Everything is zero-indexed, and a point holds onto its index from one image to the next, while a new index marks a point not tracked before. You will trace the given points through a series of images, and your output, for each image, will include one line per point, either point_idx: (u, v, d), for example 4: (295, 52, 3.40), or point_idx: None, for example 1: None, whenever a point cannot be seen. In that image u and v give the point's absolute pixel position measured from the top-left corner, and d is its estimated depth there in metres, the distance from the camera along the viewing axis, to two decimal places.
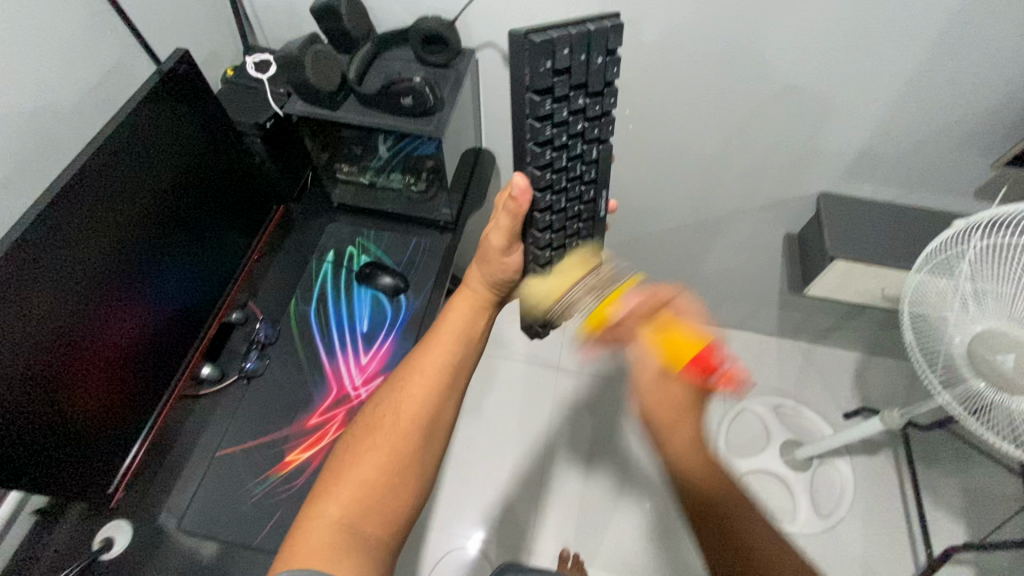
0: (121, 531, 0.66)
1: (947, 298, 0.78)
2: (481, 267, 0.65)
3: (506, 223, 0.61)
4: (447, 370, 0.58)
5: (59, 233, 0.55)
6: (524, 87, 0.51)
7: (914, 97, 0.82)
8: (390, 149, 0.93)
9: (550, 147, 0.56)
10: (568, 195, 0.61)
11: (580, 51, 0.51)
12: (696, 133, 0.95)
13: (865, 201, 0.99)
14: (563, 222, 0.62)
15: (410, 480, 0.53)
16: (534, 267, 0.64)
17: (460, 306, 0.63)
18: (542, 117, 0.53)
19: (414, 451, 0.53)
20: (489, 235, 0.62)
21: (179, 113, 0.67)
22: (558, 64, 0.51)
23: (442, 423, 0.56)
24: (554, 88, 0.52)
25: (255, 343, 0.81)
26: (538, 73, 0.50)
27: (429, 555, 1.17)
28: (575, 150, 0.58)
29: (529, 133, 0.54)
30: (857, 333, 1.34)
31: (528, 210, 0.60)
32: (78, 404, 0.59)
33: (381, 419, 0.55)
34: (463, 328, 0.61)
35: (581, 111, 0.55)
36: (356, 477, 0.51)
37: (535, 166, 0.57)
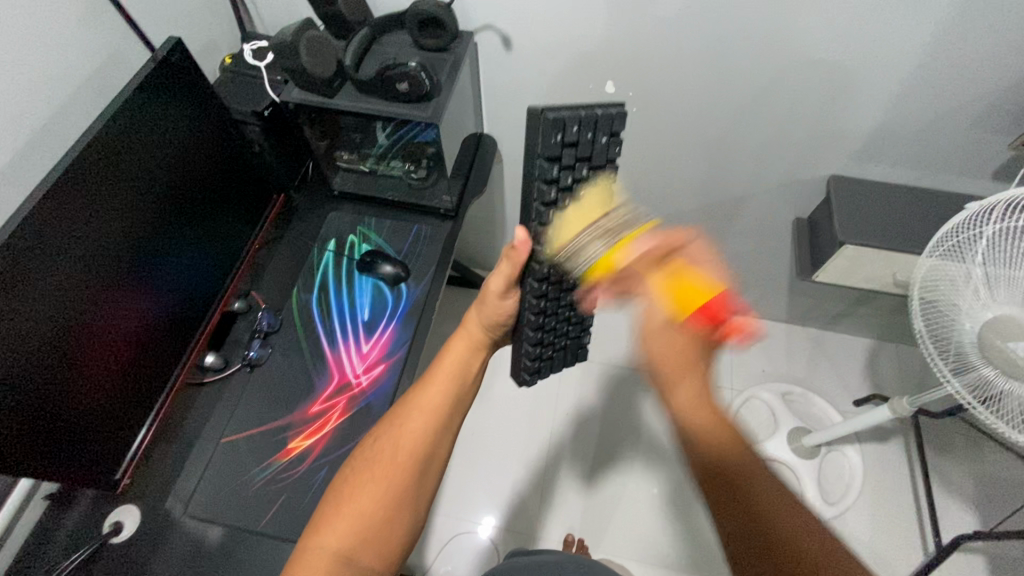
0: (130, 516, 0.68)
1: (958, 285, 0.76)
2: (481, 309, 0.65)
3: (505, 271, 0.60)
4: (445, 406, 0.59)
5: (57, 223, 0.55)
6: (535, 152, 0.52)
7: (930, 72, 0.79)
8: (389, 137, 0.91)
9: (554, 214, 0.55)
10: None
11: (588, 130, 0.53)
12: (701, 116, 0.93)
13: (879, 183, 0.96)
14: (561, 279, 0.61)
15: (405, 512, 0.54)
16: (529, 317, 0.63)
17: (457, 346, 0.64)
18: (550, 182, 0.54)
19: (411, 483, 0.55)
20: (489, 277, 0.62)
21: (176, 101, 0.66)
22: (568, 137, 0.52)
23: (437, 456, 0.58)
24: (562, 158, 0.53)
25: (258, 331, 0.81)
26: (548, 143, 0.52)
27: (436, 538, 1.18)
28: None
29: (535, 196, 0.54)
30: (869, 318, 1.32)
31: (527, 262, 0.59)
32: (84, 388, 0.60)
33: (379, 452, 0.56)
34: (460, 369, 0.62)
35: (587, 182, 0.55)
36: (354, 508, 0.52)
37: (540, 224, 0.56)
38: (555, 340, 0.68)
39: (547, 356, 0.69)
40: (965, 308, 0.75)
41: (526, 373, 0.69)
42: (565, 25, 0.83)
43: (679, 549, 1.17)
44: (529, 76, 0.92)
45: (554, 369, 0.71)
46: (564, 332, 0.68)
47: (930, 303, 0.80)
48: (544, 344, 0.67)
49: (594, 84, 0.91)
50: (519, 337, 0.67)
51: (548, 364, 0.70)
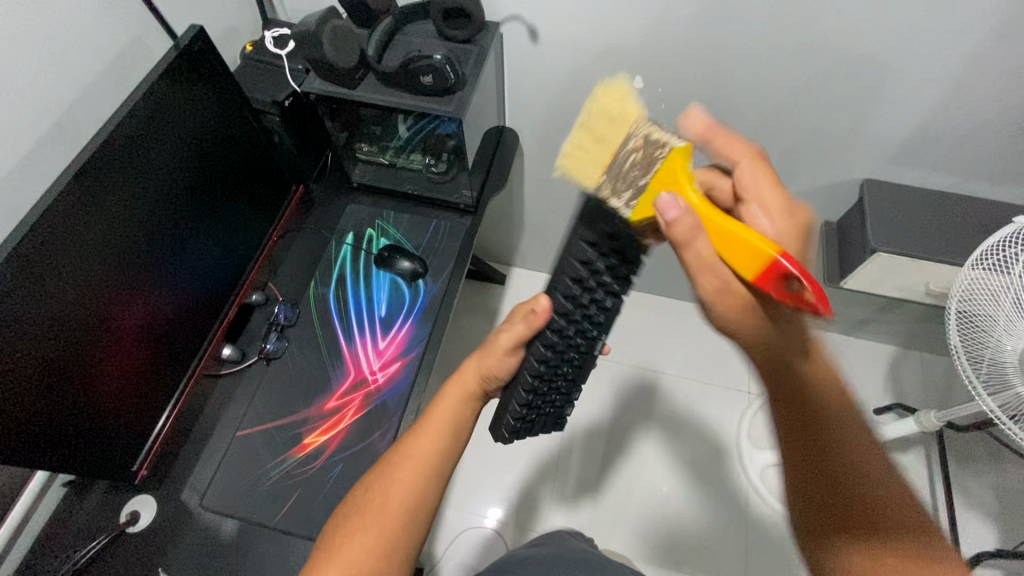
0: (146, 506, 0.68)
1: (998, 299, 0.73)
2: (480, 361, 0.60)
3: (518, 330, 0.57)
4: (436, 458, 0.58)
5: (76, 218, 0.54)
6: (575, 229, 0.53)
7: (980, 75, 0.75)
8: (410, 129, 0.89)
9: (580, 283, 0.55)
10: (578, 327, 0.58)
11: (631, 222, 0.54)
12: (734, 112, 0.89)
13: (917, 189, 0.92)
14: (566, 346, 0.59)
15: (396, 561, 0.54)
16: (526, 377, 0.59)
17: (448, 395, 0.61)
18: (583, 259, 0.54)
19: (400, 534, 0.54)
20: (500, 331, 0.59)
21: (195, 91, 0.65)
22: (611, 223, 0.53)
23: (427, 504, 0.56)
24: (600, 241, 0.53)
25: (275, 325, 0.81)
26: (594, 224, 0.52)
27: (444, 532, 1.18)
28: (597, 297, 0.56)
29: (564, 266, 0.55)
30: (894, 325, 1.28)
31: (543, 326, 0.57)
32: (105, 378, 0.60)
33: (369, 500, 0.55)
34: (451, 420, 0.60)
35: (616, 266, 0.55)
36: (344, 557, 0.52)
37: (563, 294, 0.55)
38: (542, 407, 0.62)
39: (530, 421, 0.62)
40: (1003, 320, 0.73)
41: (507, 429, 0.60)
42: (595, 18, 0.80)
43: (690, 556, 1.14)
44: (554, 71, 0.90)
45: (531, 436, 0.64)
46: (552, 403, 0.62)
47: (965, 315, 0.76)
48: (530, 406, 0.61)
49: None
50: (507, 397, 0.60)
51: (528, 427, 0.63)
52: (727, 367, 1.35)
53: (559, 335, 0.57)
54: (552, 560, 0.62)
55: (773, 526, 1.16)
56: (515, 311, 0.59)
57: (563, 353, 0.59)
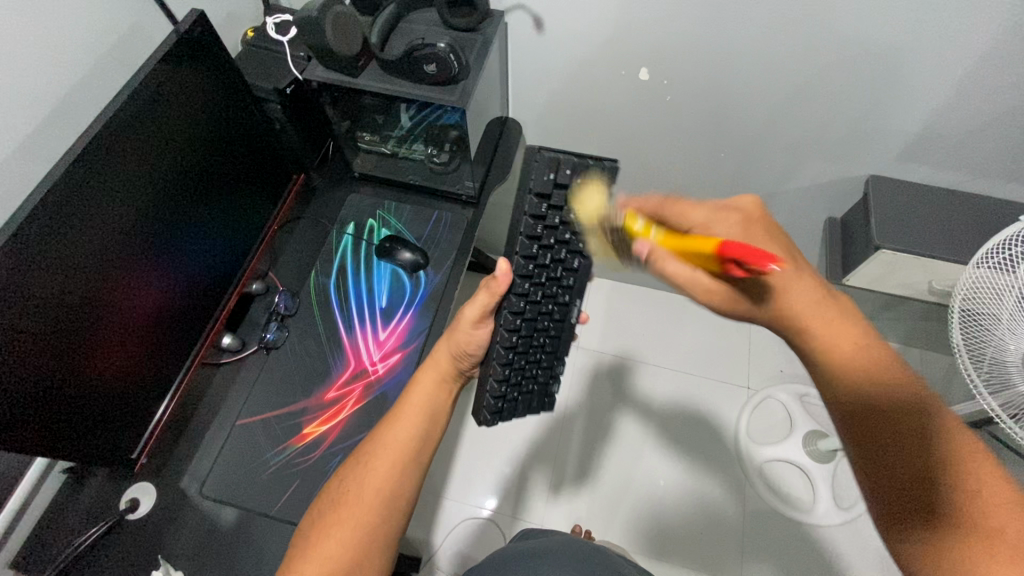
0: (147, 494, 0.68)
1: (1002, 298, 0.72)
2: (448, 340, 0.62)
3: (482, 299, 0.61)
4: (411, 445, 0.58)
5: (77, 200, 0.53)
6: (528, 188, 0.60)
7: (991, 70, 0.73)
8: (413, 118, 0.89)
9: (537, 244, 0.62)
10: (545, 290, 0.63)
11: (578, 176, 0.60)
12: (738, 105, 0.88)
13: (922, 186, 0.92)
14: (536, 313, 0.63)
15: (378, 553, 0.54)
16: (500, 348, 0.62)
17: (422, 381, 0.61)
18: (538, 216, 0.61)
19: (380, 524, 0.54)
20: (463, 305, 0.61)
21: (196, 77, 0.64)
22: (559, 179, 0.60)
23: (407, 491, 0.56)
24: (552, 197, 0.60)
25: (275, 314, 0.80)
26: (541, 179, 0.60)
27: (441, 524, 1.17)
28: (558, 253, 0.63)
29: (522, 227, 0.61)
30: (895, 322, 1.27)
31: (507, 291, 0.62)
32: (108, 365, 0.60)
33: (346, 494, 0.55)
34: (426, 406, 0.60)
35: (569, 224, 0.62)
36: (322, 552, 0.52)
37: (522, 254, 0.61)
38: (524, 381, 0.65)
39: (512, 398, 0.64)
40: (1006, 320, 0.72)
41: (488, 410, 0.62)
42: (600, 6, 0.79)
43: (688, 548, 1.15)
44: (558, 61, 0.89)
45: (516, 417, 0.65)
46: (533, 374, 0.65)
47: (969, 314, 0.76)
48: (511, 382, 0.64)
49: (626, 69, 0.87)
50: (485, 372, 0.63)
51: (512, 406, 0.64)
52: (727, 361, 1.35)
53: (526, 301, 0.62)
54: (550, 553, 0.61)
55: (770, 520, 1.17)
56: (479, 283, 0.63)
57: (535, 322, 0.64)
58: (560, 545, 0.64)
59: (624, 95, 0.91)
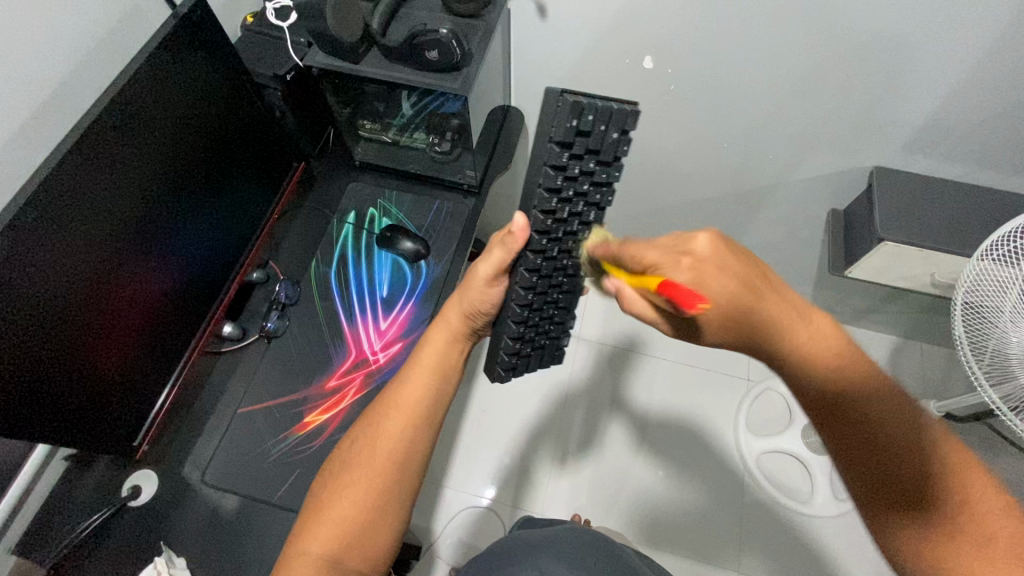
0: (149, 481, 0.69)
1: (1007, 290, 0.72)
2: (461, 298, 0.60)
3: (496, 257, 0.58)
4: (423, 405, 0.57)
5: (76, 185, 0.53)
6: (547, 135, 0.53)
7: (998, 60, 0.73)
8: (414, 106, 0.88)
9: (557, 198, 0.55)
10: (562, 247, 0.58)
11: (603, 122, 0.53)
12: (744, 95, 0.87)
13: (927, 178, 0.91)
14: (551, 269, 0.59)
15: (390, 514, 0.54)
16: (515, 308, 0.60)
17: (434, 339, 0.61)
18: (558, 168, 0.54)
19: (391, 487, 0.54)
20: (476, 263, 0.58)
21: (194, 60, 0.63)
22: (582, 124, 0.52)
23: (420, 453, 0.56)
24: (573, 145, 0.53)
25: (276, 303, 0.80)
26: (562, 126, 0.52)
27: (442, 510, 1.18)
28: (577, 210, 0.57)
29: (540, 178, 0.54)
30: (897, 315, 1.27)
31: (523, 249, 0.57)
32: (107, 354, 0.60)
33: (358, 456, 0.55)
34: (438, 365, 0.59)
35: (589, 174, 0.55)
36: (337, 513, 0.53)
37: (541, 210, 0.55)
38: (536, 338, 0.64)
39: (525, 354, 0.64)
40: (1009, 312, 0.72)
41: (502, 368, 0.63)
42: None
43: (686, 537, 1.15)
44: (561, 47, 0.88)
45: (529, 373, 0.66)
46: (546, 332, 0.64)
47: (972, 306, 0.75)
48: (524, 340, 0.63)
49: (630, 58, 0.86)
50: (500, 329, 0.62)
51: (526, 363, 0.65)
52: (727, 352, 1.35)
53: (542, 257, 0.58)
54: (551, 541, 0.61)
55: (768, 511, 1.17)
56: (493, 238, 0.59)
57: (549, 277, 0.60)
58: (561, 534, 0.64)
59: (627, 84, 0.90)
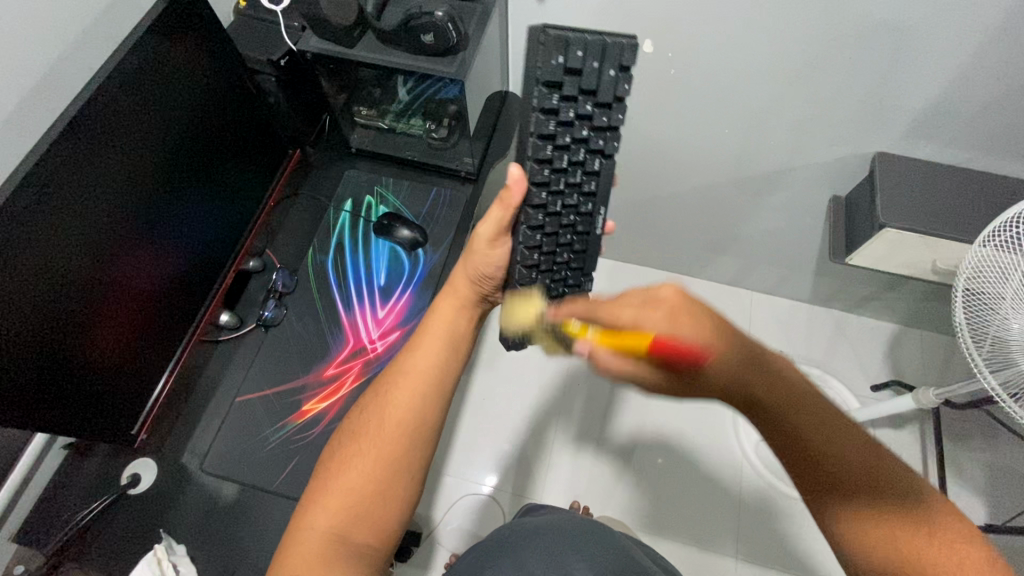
0: (148, 470, 0.69)
1: (1009, 275, 0.72)
2: (466, 264, 0.61)
3: (496, 215, 0.58)
4: (432, 373, 0.57)
5: (61, 174, 0.52)
6: (535, 76, 0.53)
7: (1003, 42, 0.71)
8: (410, 92, 0.86)
9: (551, 144, 0.56)
10: (563, 200, 0.59)
11: (593, 58, 0.53)
12: (745, 80, 0.86)
13: (929, 164, 0.90)
14: (556, 226, 0.60)
15: (400, 485, 0.54)
16: (519, 268, 0.61)
17: (442, 308, 0.60)
18: (549, 111, 0.55)
19: (402, 456, 0.54)
20: (479, 223, 0.59)
21: (188, 46, 0.62)
22: (570, 62, 0.53)
23: (430, 425, 0.56)
24: (563, 84, 0.53)
25: (273, 292, 0.80)
26: (548, 64, 0.53)
27: (444, 497, 1.19)
28: (576, 154, 0.57)
29: (532, 124, 0.55)
30: (897, 303, 1.26)
31: (521, 204, 0.58)
32: (104, 343, 0.60)
33: (366, 426, 0.55)
34: (447, 333, 0.59)
35: (588, 119, 0.55)
36: (345, 483, 0.52)
37: (535, 159, 0.56)
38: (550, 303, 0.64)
39: None
40: (1009, 299, 0.72)
41: (515, 333, 0.64)
42: None
43: (685, 522, 1.16)
44: None
45: None
46: (560, 296, 0.64)
47: (974, 293, 0.76)
48: None
49: (629, 41, 0.85)
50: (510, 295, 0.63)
51: None
52: None
53: (544, 213, 0.59)
54: (548, 529, 0.62)
55: (766, 496, 1.18)
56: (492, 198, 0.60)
57: (555, 235, 0.61)
58: (559, 522, 0.64)
59: None
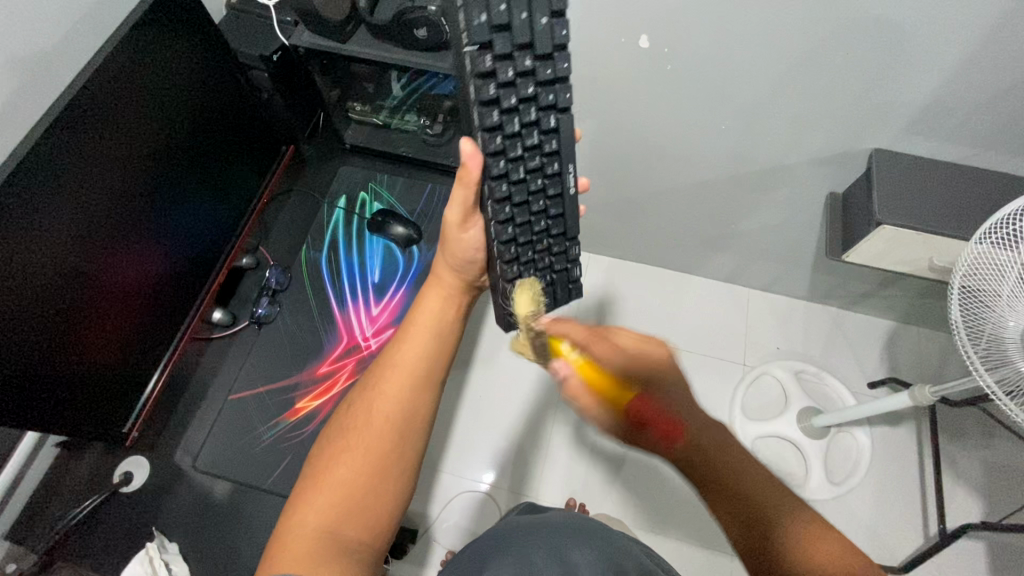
0: (140, 468, 0.68)
1: (1004, 273, 0.72)
2: (445, 257, 0.63)
3: (461, 196, 0.56)
4: (418, 369, 0.58)
5: (49, 174, 0.51)
6: (461, 40, 0.47)
7: (1001, 38, 0.71)
8: (405, 87, 0.90)
9: (497, 110, 0.51)
10: (526, 165, 0.54)
11: (519, 8, 0.48)
12: (741, 76, 0.85)
13: (926, 161, 0.89)
14: (526, 194, 0.56)
15: (391, 479, 0.53)
16: (496, 246, 0.57)
17: (430, 296, 0.63)
18: (485, 75, 0.49)
19: (391, 449, 0.54)
20: (445, 207, 0.57)
21: (177, 40, 0.61)
22: (495, 18, 0.48)
23: (419, 418, 0.56)
24: (494, 42, 0.48)
25: (267, 289, 0.79)
26: (473, 24, 0.47)
27: (440, 495, 1.18)
28: (528, 115, 0.52)
29: (471, 92, 0.50)
30: (894, 300, 1.26)
31: (481, 179, 0.54)
32: (95, 342, 0.60)
33: (355, 420, 0.55)
34: (434, 325, 0.60)
35: (531, 74, 0.51)
36: (335, 479, 0.52)
37: (483, 130, 0.51)
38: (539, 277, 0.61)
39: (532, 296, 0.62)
40: (1006, 297, 0.72)
41: (512, 316, 0.61)
42: None
43: (683, 518, 1.16)
44: None
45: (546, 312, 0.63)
46: (547, 267, 0.61)
47: (969, 291, 0.76)
48: (526, 281, 0.61)
49: (625, 37, 0.84)
50: (494, 276, 0.61)
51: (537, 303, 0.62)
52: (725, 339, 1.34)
53: (508, 183, 0.54)
54: (542, 526, 0.61)
55: None
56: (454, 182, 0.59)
57: (527, 204, 0.56)
58: (554, 519, 0.64)
59: (623, 63, 0.88)
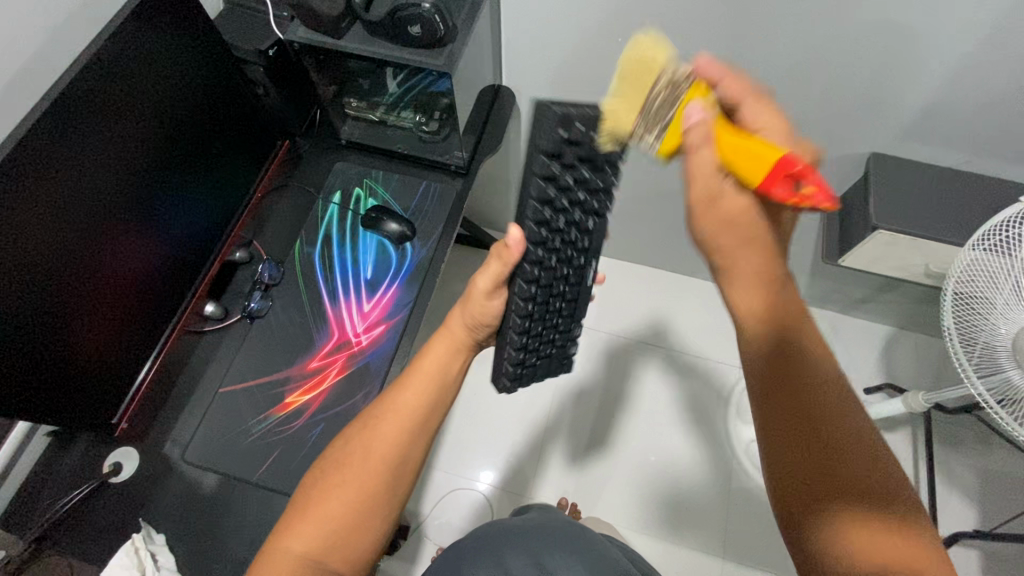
0: (130, 459, 0.69)
1: (998, 281, 0.72)
2: (462, 311, 0.60)
3: (493, 270, 0.56)
4: (421, 412, 0.56)
5: (37, 168, 0.51)
6: (533, 147, 0.51)
7: (999, 43, 0.70)
8: (401, 85, 0.87)
9: (549, 208, 0.54)
10: (558, 255, 0.57)
11: (594, 129, 0.51)
12: (738, 77, 0.85)
13: (924, 166, 0.88)
14: (551, 279, 0.57)
15: (378, 514, 0.54)
16: (515, 319, 0.58)
17: (436, 348, 0.60)
18: (548, 178, 0.52)
19: (383, 489, 0.54)
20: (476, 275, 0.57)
21: (170, 35, 0.61)
22: (572, 134, 0.51)
23: (412, 462, 0.56)
24: (563, 154, 0.51)
25: (259, 283, 0.79)
26: (550, 137, 0.50)
27: (432, 492, 1.19)
28: (574, 218, 0.55)
29: (532, 190, 0.52)
30: (893, 306, 1.25)
31: (520, 261, 0.55)
32: (86, 333, 0.60)
33: (351, 456, 0.55)
34: (439, 372, 0.58)
35: (585, 182, 0.53)
36: (323, 510, 0.52)
37: (533, 221, 0.53)
38: (541, 347, 0.62)
39: (531, 364, 0.62)
40: (1000, 306, 0.72)
41: (508, 378, 0.61)
42: None
43: (677, 520, 1.16)
44: (553, 25, 0.85)
45: (536, 378, 0.63)
46: (551, 340, 0.62)
47: (963, 298, 0.75)
48: (528, 348, 0.61)
49: (622, 36, 0.84)
50: (502, 342, 0.60)
51: (533, 370, 0.63)
52: (722, 342, 1.33)
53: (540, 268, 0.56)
54: (526, 528, 0.61)
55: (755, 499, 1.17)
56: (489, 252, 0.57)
57: (548, 287, 0.58)
58: (539, 520, 0.65)
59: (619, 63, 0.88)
